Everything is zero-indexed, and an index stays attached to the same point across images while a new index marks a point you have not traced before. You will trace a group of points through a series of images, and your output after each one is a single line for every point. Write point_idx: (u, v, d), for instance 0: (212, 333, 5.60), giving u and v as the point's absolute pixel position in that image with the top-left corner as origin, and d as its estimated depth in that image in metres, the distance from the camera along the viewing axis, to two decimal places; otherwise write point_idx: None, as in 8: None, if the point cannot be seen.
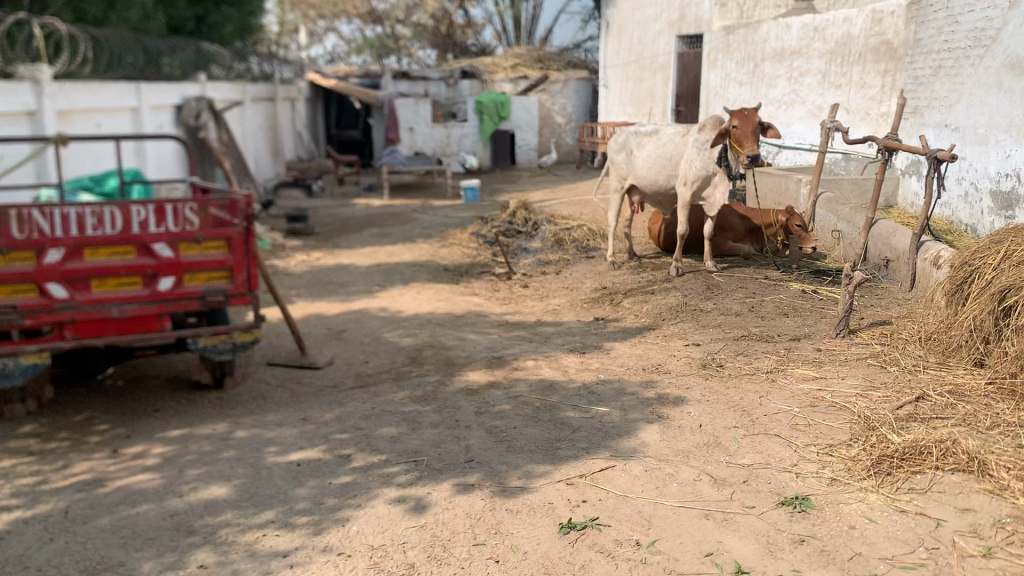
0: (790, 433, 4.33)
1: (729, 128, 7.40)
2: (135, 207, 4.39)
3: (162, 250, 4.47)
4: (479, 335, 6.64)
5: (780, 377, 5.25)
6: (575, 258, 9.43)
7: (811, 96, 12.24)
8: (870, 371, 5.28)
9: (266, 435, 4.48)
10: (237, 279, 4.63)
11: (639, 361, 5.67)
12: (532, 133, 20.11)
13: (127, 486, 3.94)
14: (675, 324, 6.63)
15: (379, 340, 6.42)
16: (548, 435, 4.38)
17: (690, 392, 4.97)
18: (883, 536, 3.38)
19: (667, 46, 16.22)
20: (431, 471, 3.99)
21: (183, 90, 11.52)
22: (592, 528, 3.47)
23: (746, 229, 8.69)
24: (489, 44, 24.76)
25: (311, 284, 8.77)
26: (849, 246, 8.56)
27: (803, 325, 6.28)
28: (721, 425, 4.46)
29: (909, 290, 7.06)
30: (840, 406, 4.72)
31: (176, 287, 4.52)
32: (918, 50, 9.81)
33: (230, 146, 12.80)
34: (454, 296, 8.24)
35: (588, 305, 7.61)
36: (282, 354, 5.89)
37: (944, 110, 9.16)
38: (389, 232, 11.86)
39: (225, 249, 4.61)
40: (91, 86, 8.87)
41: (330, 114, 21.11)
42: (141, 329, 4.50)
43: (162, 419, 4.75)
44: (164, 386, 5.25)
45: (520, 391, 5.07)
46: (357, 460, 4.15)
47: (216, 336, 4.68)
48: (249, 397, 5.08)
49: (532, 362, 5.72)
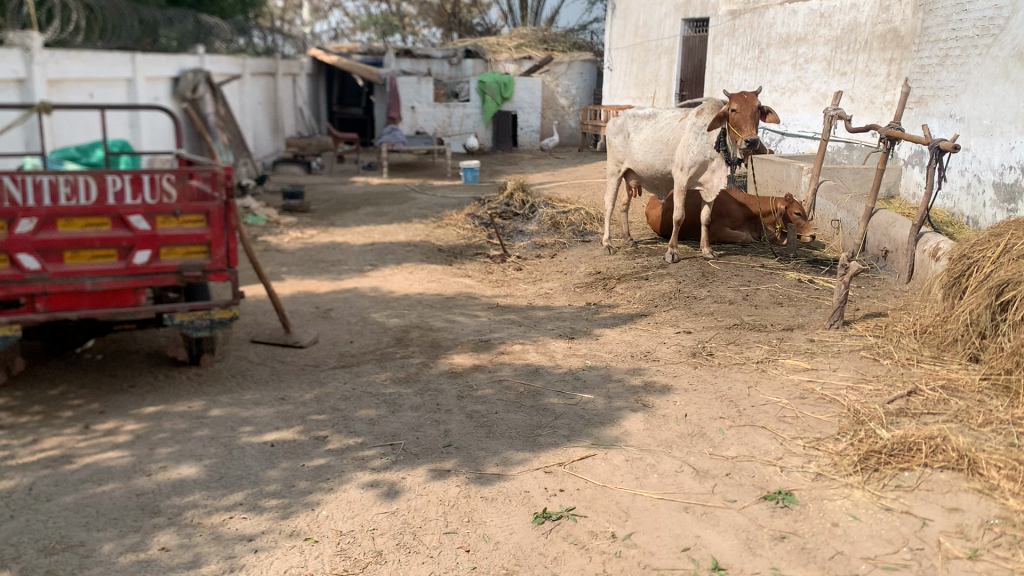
0: (777, 426, 4.23)
1: (727, 111, 7.33)
2: (110, 177, 4.27)
3: (139, 223, 4.35)
4: (469, 317, 6.53)
5: (770, 368, 5.16)
6: (571, 241, 9.31)
7: (816, 83, 12.07)
8: (863, 363, 5.18)
9: (242, 414, 4.38)
10: (216, 254, 4.52)
11: (627, 348, 5.56)
12: (535, 115, 19.93)
13: (96, 463, 3.85)
14: (668, 310, 6.51)
15: (365, 320, 6.33)
16: (529, 421, 4.28)
17: (678, 381, 4.87)
18: (867, 535, 3.28)
19: (672, 29, 16.01)
20: (407, 455, 3.90)
21: (180, 62, 11.37)
22: (567, 518, 3.37)
23: (744, 216, 8.62)
24: (494, 23, 24.61)
25: (302, 261, 8.65)
26: (848, 237, 8.46)
27: (796, 315, 6.19)
28: (707, 415, 4.35)
29: (907, 281, 6.94)
30: (830, 398, 4.62)
31: (152, 261, 4.41)
32: (925, 39, 9.64)
33: (228, 120, 12.65)
34: (446, 277, 8.13)
35: (581, 289, 7.50)
36: (266, 331, 5.78)
37: (949, 100, 9.01)
38: (385, 211, 11.73)
39: (204, 223, 4.49)
40: (83, 54, 8.74)
41: (331, 90, 20.95)
42: (116, 303, 4.42)
43: (137, 395, 4.65)
44: (143, 361, 5.15)
45: (504, 376, 4.97)
46: (333, 442, 4.05)
47: (194, 312, 4.57)
48: (228, 374, 4.98)
49: (518, 346, 5.61)
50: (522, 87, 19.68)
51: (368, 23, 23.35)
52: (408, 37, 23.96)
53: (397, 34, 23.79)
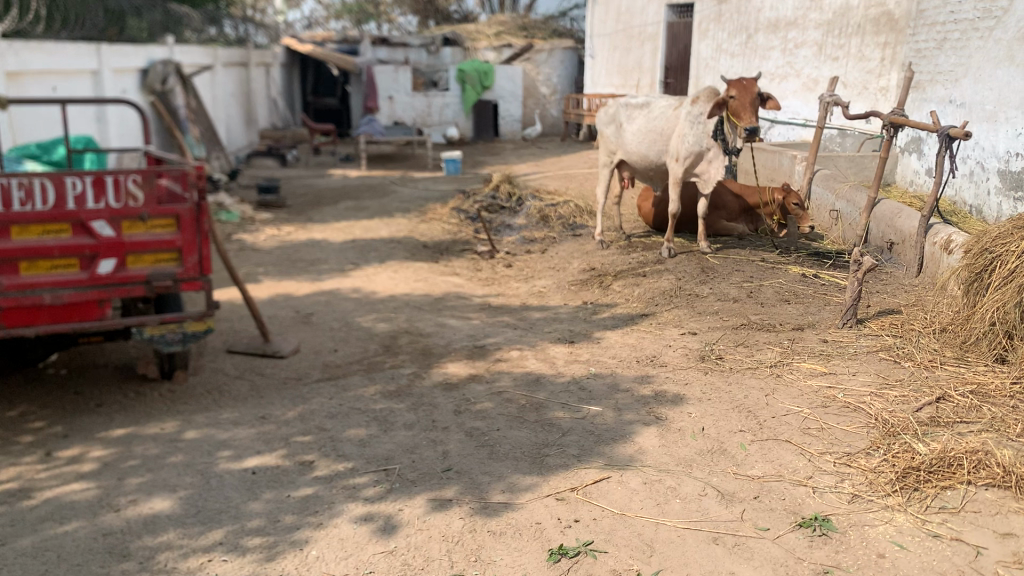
0: (803, 440, 3.92)
1: (727, 99, 7.01)
2: (70, 179, 3.88)
3: (102, 229, 3.96)
4: (460, 320, 6.16)
5: (786, 373, 4.84)
6: (561, 235, 8.97)
7: (807, 69, 11.79)
8: (883, 366, 4.88)
9: (219, 437, 4.01)
10: (188, 261, 4.13)
11: (632, 352, 5.23)
12: (516, 103, 19.57)
13: (57, 497, 3.46)
14: (670, 310, 6.18)
15: (350, 325, 5.95)
16: (535, 439, 3.94)
17: (690, 389, 4.53)
18: (917, 568, 2.97)
19: (656, 15, 15.67)
20: (403, 483, 3.54)
21: (149, 52, 10.89)
22: (586, 555, 3.04)
23: (740, 208, 8.30)
24: (472, 10, 24.21)
25: (280, 260, 8.25)
26: (848, 228, 8.20)
27: (806, 313, 5.88)
28: (726, 428, 4.03)
29: (916, 275, 6.68)
30: (855, 407, 4.30)
31: (118, 271, 4.01)
32: (921, 22, 9.36)
33: (199, 113, 12.20)
34: (433, 276, 7.76)
35: (575, 287, 7.16)
36: (243, 341, 5.40)
37: (949, 85, 8.74)
38: (366, 205, 11.32)
39: (175, 228, 4.11)
40: (44, 45, 8.26)
41: (306, 80, 20.46)
42: (79, 317, 4.01)
43: (104, 415, 4.25)
44: (111, 377, 4.75)
45: (504, 387, 4.62)
46: (321, 468, 3.69)
47: (165, 325, 4.18)
48: (203, 390, 4.59)
49: (516, 352, 5.27)
50: (504, 75, 19.32)
51: (343, 11, 22.81)
52: (384, 25, 23.42)
53: (372, 22, 23.25)
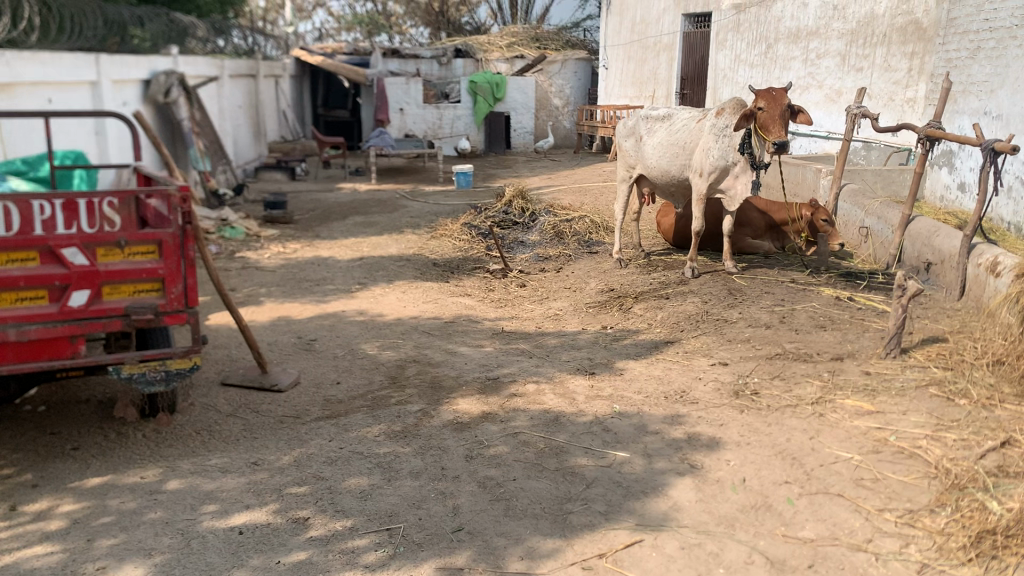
0: (856, 493, 3.50)
1: (754, 110, 6.56)
2: (38, 202, 3.51)
3: (74, 257, 3.59)
4: (472, 347, 5.75)
5: (829, 412, 4.39)
6: (577, 253, 8.56)
7: (829, 80, 11.36)
8: (936, 404, 4.42)
9: (205, 487, 3.61)
10: (171, 292, 3.77)
11: (659, 387, 4.80)
12: (528, 115, 19.25)
13: (16, 564, 3.06)
14: (697, 337, 5.75)
15: (354, 354, 5.55)
16: (556, 492, 3.53)
17: (726, 432, 4.11)
18: None
19: (673, 25, 15.33)
20: (408, 546, 3.13)
21: (150, 62, 10.58)
22: None
23: (766, 225, 7.89)
24: (484, 22, 23.92)
25: (283, 280, 7.87)
26: (880, 246, 7.77)
27: (844, 341, 5.45)
28: (770, 479, 3.61)
29: (959, 299, 6.23)
30: (911, 453, 3.86)
31: (92, 303, 3.64)
32: (952, 30, 8.93)
33: (204, 124, 11.87)
34: (443, 297, 7.36)
35: (594, 309, 6.75)
36: (239, 371, 5.00)
37: (984, 96, 8.30)
38: (374, 220, 10.95)
39: (156, 255, 3.74)
40: (39, 55, 7.94)
41: (316, 92, 20.18)
42: (48, 355, 3.63)
43: (81, 461, 3.86)
44: (92, 414, 4.35)
45: (520, 428, 4.20)
46: (316, 527, 3.28)
47: (145, 363, 3.80)
48: (191, 431, 4.20)
49: (532, 386, 4.84)
50: (516, 86, 18.95)
51: (353, 22, 22.55)
52: (395, 37, 23.14)
53: (383, 33, 22.95)
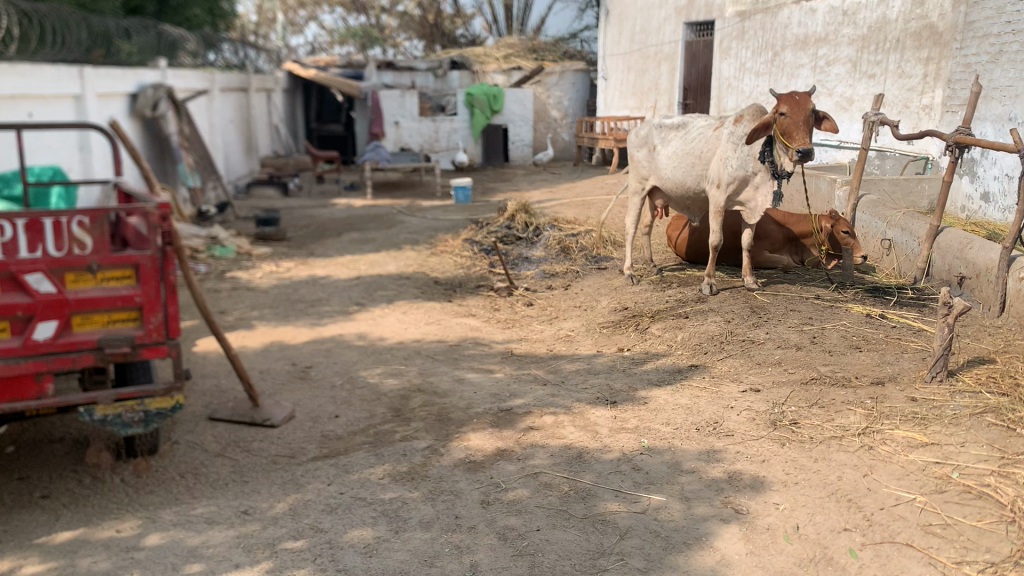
0: (928, 543, 3.09)
1: (775, 116, 6.19)
2: None
3: (40, 284, 3.21)
4: (482, 374, 5.34)
5: (880, 445, 3.96)
6: (584, 269, 8.16)
7: (840, 87, 11.01)
8: (996, 434, 3.99)
9: (190, 542, 3.19)
10: (150, 322, 3.38)
11: (690, 418, 4.39)
12: (527, 128, 18.97)
13: None
14: (723, 361, 5.34)
15: (354, 382, 5.14)
16: (586, 544, 3.12)
17: (770, 470, 3.70)
18: None
19: (674, 34, 15.02)
20: None
21: (138, 75, 10.23)
22: None
23: (784, 238, 7.52)
24: (479, 34, 23.57)
25: (276, 301, 7.47)
26: (904, 258, 7.38)
27: (883, 363, 5.04)
28: (827, 527, 3.21)
29: (999, 314, 5.83)
30: (980, 493, 3.42)
31: (60, 336, 3.25)
32: (970, 33, 8.58)
33: (193, 138, 11.49)
34: (447, 318, 6.96)
35: (608, 330, 6.35)
36: (229, 405, 4.58)
37: (1008, 100, 7.96)
38: (371, 236, 10.56)
39: (133, 280, 3.36)
40: (18, 67, 7.55)
41: (309, 106, 19.83)
42: (11, 395, 3.26)
43: (50, 511, 3.44)
44: (67, 455, 3.95)
45: (540, 467, 3.79)
46: None
47: (122, 402, 3.41)
48: (176, 475, 3.78)
49: (549, 418, 4.43)
50: (513, 98, 18.70)
51: (347, 36, 22.19)
52: (389, 50, 22.80)
53: (377, 46, 22.60)
